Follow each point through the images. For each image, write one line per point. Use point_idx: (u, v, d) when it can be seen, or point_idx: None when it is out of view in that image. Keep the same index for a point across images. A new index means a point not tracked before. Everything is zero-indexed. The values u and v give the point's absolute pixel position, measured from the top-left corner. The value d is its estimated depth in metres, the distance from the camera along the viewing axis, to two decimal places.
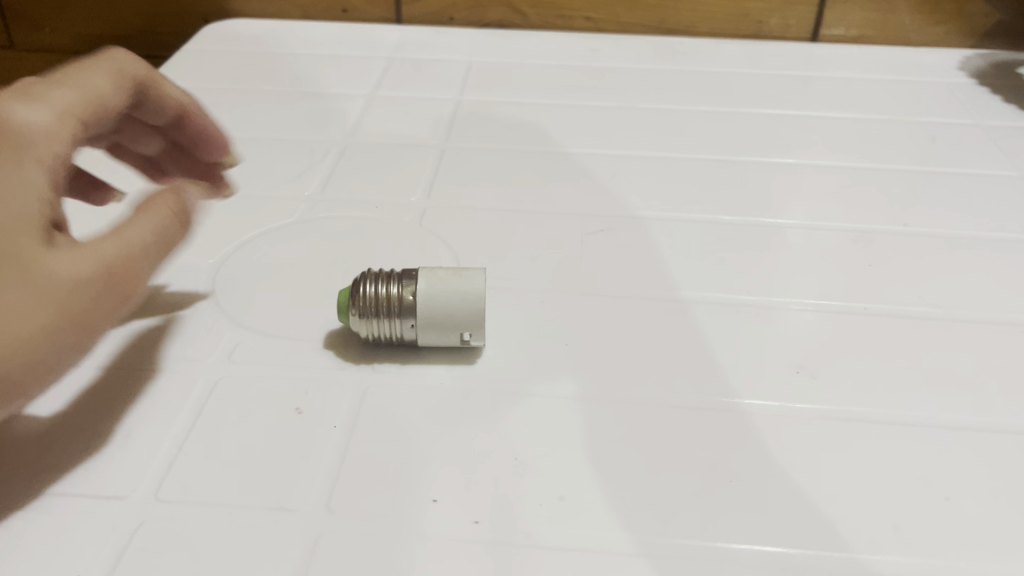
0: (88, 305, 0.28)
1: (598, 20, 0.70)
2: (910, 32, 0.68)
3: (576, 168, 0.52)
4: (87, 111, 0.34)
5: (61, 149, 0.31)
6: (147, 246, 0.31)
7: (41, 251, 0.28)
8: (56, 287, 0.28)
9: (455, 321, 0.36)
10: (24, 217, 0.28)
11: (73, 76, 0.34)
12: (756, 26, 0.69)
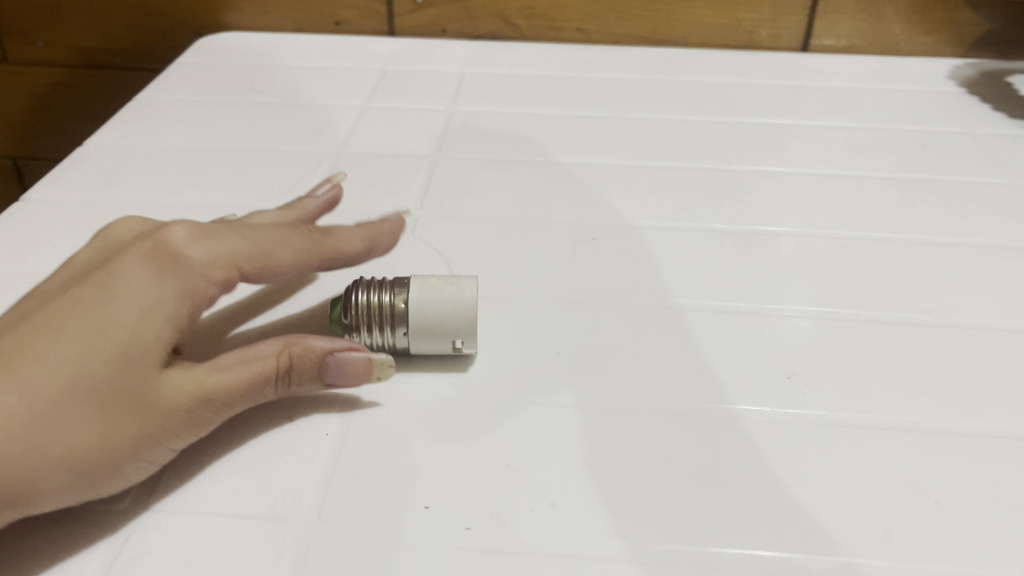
0: (168, 435, 0.30)
1: (590, 31, 0.71)
2: (900, 42, 0.68)
3: (568, 178, 0.53)
4: (244, 269, 0.34)
5: (208, 288, 0.32)
6: (244, 391, 0.31)
7: (147, 376, 0.30)
8: (149, 413, 0.29)
9: (447, 328, 0.36)
10: (142, 336, 0.30)
11: (244, 234, 0.35)
12: (747, 37, 0.69)
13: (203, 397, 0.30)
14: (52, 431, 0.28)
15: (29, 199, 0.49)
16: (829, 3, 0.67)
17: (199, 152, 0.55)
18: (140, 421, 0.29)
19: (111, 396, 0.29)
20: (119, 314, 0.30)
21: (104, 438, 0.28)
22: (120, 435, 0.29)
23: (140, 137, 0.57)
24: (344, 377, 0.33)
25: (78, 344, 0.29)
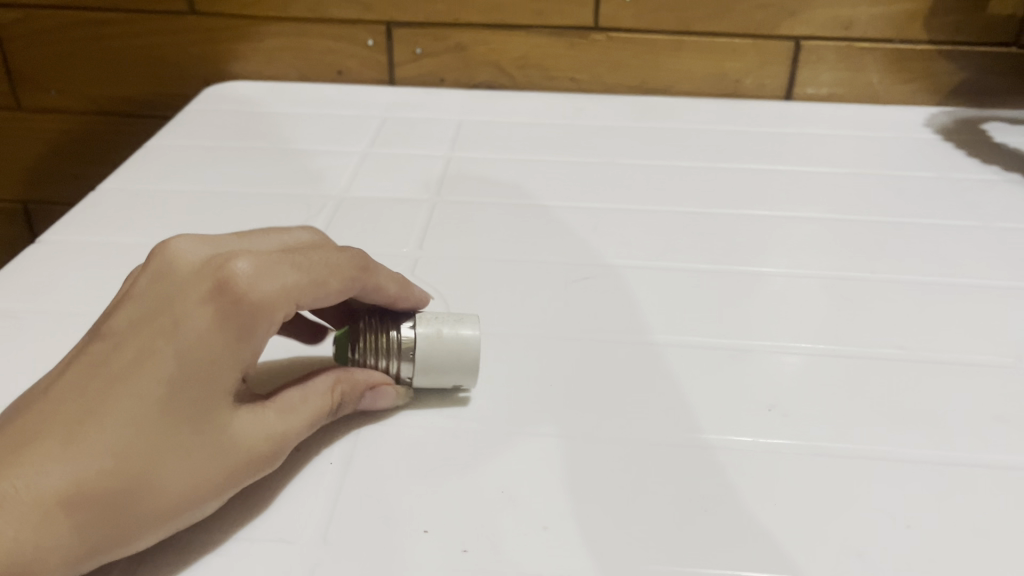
0: (245, 477, 0.32)
1: (582, 81, 0.74)
2: (879, 91, 0.71)
3: (561, 220, 0.55)
4: (301, 302, 0.34)
5: (270, 327, 0.33)
6: (307, 427, 0.34)
7: (226, 430, 0.32)
8: (229, 462, 0.32)
9: (451, 361, 0.38)
10: (216, 387, 0.32)
11: (298, 266, 0.35)
12: (733, 86, 0.72)
13: (275, 441, 0.33)
14: (148, 490, 0.30)
15: (46, 241, 0.51)
16: (811, 54, 0.70)
17: (208, 196, 0.57)
18: (220, 470, 0.31)
19: (196, 452, 0.31)
20: (197, 368, 0.31)
21: (192, 492, 0.31)
22: (207, 486, 0.31)
23: (150, 182, 0.59)
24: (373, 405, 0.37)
25: (161, 402, 0.31)
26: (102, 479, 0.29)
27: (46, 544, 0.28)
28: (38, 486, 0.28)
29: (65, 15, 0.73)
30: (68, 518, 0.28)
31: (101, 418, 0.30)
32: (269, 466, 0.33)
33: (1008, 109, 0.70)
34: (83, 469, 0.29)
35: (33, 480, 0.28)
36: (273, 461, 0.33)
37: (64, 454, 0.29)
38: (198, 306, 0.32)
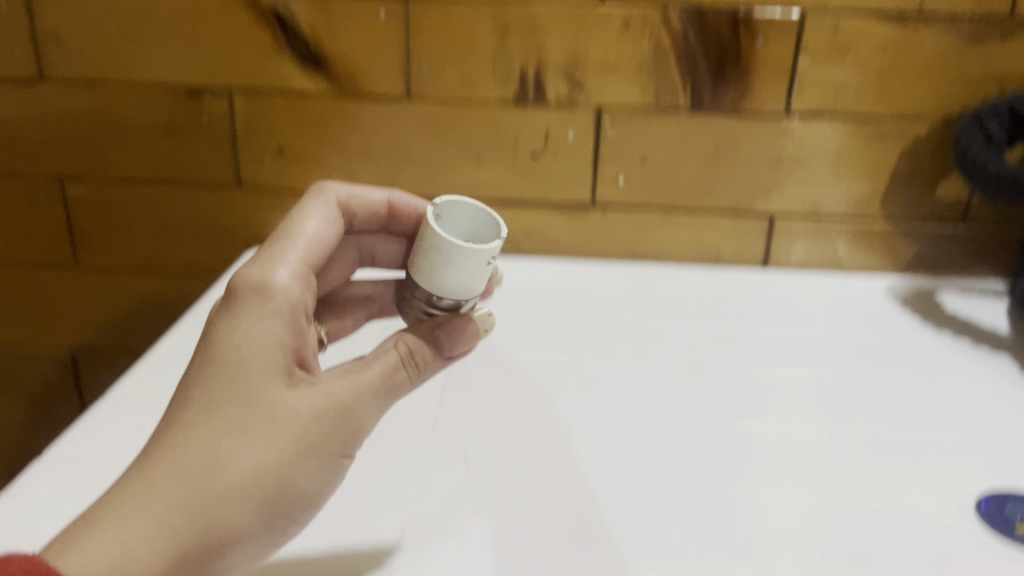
0: (317, 434, 0.42)
1: (581, 247, 0.83)
2: (844, 260, 0.80)
3: (564, 377, 0.62)
4: (306, 258, 0.48)
5: (294, 302, 0.45)
6: (377, 384, 0.44)
7: (279, 411, 0.41)
8: (290, 431, 0.41)
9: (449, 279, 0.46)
10: (262, 374, 0.42)
11: (295, 235, 0.50)
12: (714, 254, 0.81)
13: (331, 411, 0.42)
14: (219, 471, 0.39)
15: (114, 394, 0.58)
16: (782, 228, 0.79)
17: None
18: (281, 444, 0.41)
19: (254, 433, 0.40)
20: (242, 370, 0.42)
21: (255, 464, 0.40)
22: (266, 457, 0.40)
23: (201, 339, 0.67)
24: (459, 343, 0.46)
25: (219, 401, 0.41)
26: (179, 473, 0.39)
27: (148, 537, 0.37)
28: (132, 489, 0.38)
29: (130, 187, 0.82)
30: (163, 496, 0.38)
31: (169, 432, 0.40)
32: (341, 438, 0.43)
33: (958, 277, 0.79)
34: (171, 465, 0.39)
35: (129, 489, 0.38)
36: (340, 426, 0.43)
37: (153, 460, 0.39)
38: (235, 315, 0.43)
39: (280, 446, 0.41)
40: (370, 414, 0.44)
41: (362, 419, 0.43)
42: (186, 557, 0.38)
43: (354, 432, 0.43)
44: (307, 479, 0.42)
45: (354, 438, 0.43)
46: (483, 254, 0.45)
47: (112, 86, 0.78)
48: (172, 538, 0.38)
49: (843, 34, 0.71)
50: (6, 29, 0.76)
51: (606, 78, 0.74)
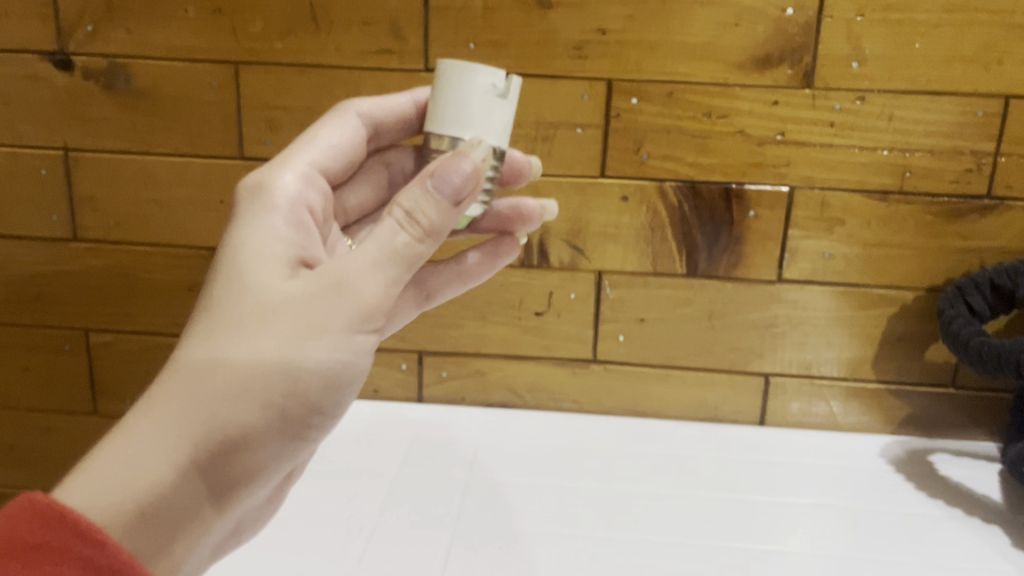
0: (312, 316, 0.43)
1: (582, 403, 0.84)
2: (840, 419, 0.82)
3: (564, 546, 0.64)
4: (314, 158, 0.54)
5: (288, 202, 0.49)
6: (383, 249, 0.44)
7: (276, 301, 0.43)
8: (282, 319, 0.42)
9: (467, 113, 0.46)
10: (249, 272, 0.44)
11: (310, 137, 0.54)
12: (713, 411, 0.83)
13: (327, 293, 0.43)
14: (218, 370, 0.42)
15: None
16: (778, 387, 0.82)
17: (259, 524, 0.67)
18: (282, 335, 0.42)
19: (251, 329, 0.42)
20: (238, 269, 0.44)
21: (256, 356, 0.42)
22: (265, 351, 0.42)
23: None
24: (456, 185, 0.43)
25: (211, 309, 0.43)
26: (179, 380, 0.42)
27: (153, 445, 0.40)
28: (138, 404, 0.42)
29: (151, 339, 0.86)
30: (167, 403, 0.41)
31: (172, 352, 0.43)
32: (345, 312, 0.43)
33: (953, 438, 0.81)
34: (170, 372, 0.42)
35: (137, 405, 0.42)
36: (340, 299, 0.43)
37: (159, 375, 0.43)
38: (235, 220, 0.47)
39: (273, 323, 0.42)
40: (377, 280, 0.44)
41: (367, 288, 0.44)
42: (196, 458, 0.41)
43: (363, 305, 0.44)
44: (322, 365, 0.43)
45: (367, 314, 0.44)
46: (485, 80, 0.46)
47: (138, 246, 0.83)
48: (179, 443, 0.41)
49: (830, 209, 0.76)
50: (43, 194, 0.82)
51: (607, 244, 0.79)
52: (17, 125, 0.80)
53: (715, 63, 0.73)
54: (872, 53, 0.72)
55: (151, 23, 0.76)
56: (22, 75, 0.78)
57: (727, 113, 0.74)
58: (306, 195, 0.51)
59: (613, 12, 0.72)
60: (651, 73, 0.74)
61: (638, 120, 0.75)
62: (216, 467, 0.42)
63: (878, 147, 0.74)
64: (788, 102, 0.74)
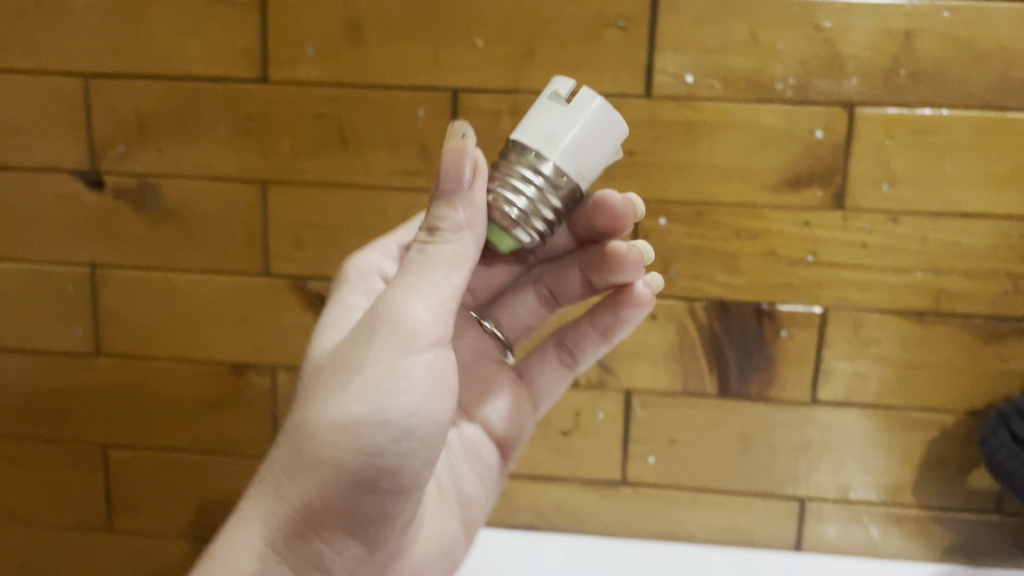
0: (348, 365, 0.48)
1: (610, 526, 0.82)
2: (880, 546, 0.79)
3: None
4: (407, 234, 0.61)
5: (366, 280, 0.56)
6: (413, 270, 0.47)
7: (327, 359, 0.49)
8: (328, 379, 0.48)
9: (550, 121, 0.48)
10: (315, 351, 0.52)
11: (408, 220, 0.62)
12: (747, 537, 0.80)
13: (363, 332, 0.48)
14: (287, 441, 0.49)
15: None
16: (814, 512, 0.79)
17: None
18: (332, 383, 0.48)
19: (312, 387, 0.49)
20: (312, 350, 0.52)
21: (313, 408, 0.48)
22: (320, 401, 0.48)
23: None
24: (459, 174, 0.44)
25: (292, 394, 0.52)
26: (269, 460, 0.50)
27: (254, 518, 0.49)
28: None
29: (171, 455, 0.85)
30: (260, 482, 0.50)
31: None
32: (382, 342, 0.47)
33: (999, 568, 0.77)
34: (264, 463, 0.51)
35: None
36: (374, 332, 0.47)
37: None
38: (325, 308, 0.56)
39: (321, 383, 0.48)
40: (407, 303, 0.47)
41: (397, 313, 0.47)
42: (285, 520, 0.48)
43: (397, 328, 0.47)
44: (370, 394, 0.47)
45: (404, 334, 0.47)
46: (552, 89, 0.49)
47: (161, 361, 0.82)
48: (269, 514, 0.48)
49: (864, 329, 0.74)
50: (68, 310, 0.81)
51: (636, 363, 0.77)
52: (46, 243, 0.80)
53: (745, 184, 0.73)
54: (904, 174, 0.71)
55: (182, 143, 0.77)
56: (54, 193, 0.79)
57: (757, 233, 0.73)
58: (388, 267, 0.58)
59: (641, 134, 0.72)
60: (680, 194, 0.73)
61: (666, 239, 0.74)
62: (310, 513, 0.48)
63: (912, 268, 0.73)
64: (819, 223, 0.73)
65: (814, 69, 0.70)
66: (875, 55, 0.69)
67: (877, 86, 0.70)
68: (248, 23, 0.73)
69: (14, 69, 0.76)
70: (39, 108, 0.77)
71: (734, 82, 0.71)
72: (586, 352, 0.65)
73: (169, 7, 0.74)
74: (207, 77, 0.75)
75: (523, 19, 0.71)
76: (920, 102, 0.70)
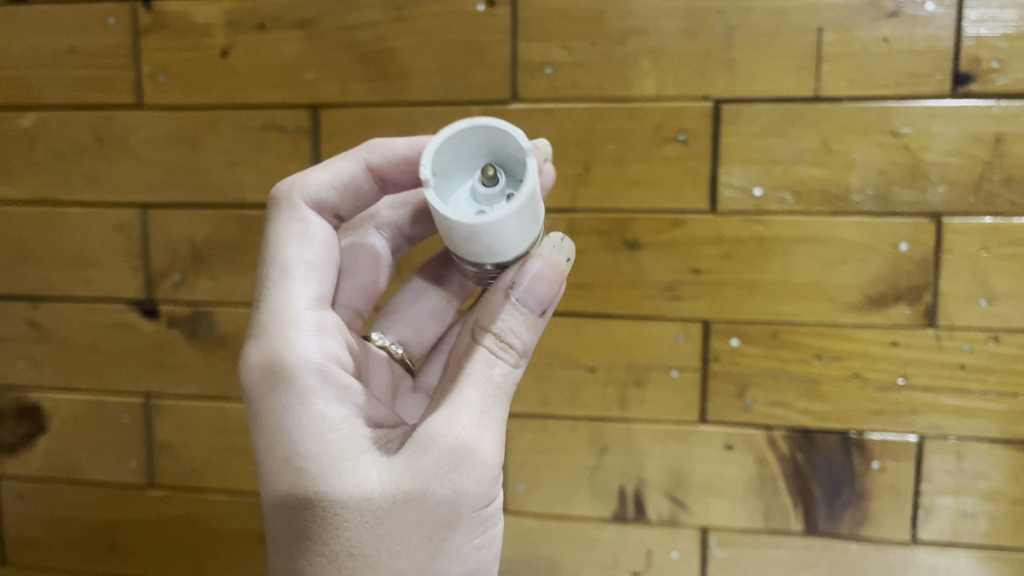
0: (442, 508, 0.39)
1: None
2: None
3: None
4: (311, 291, 0.45)
5: (302, 369, 0.41)
6: (492, 390, 0.41)
7: (393, 501, 0.38)
8: (416, 522, 0.38)
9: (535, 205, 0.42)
10: (334, 473, 0.38)
11: (281, 269, 0.45)
12: None
13: (445, 470, 0.39)
14: None
15: None
16: None
17: None
18: (419, 535, 0.38)
19: (385, 542, 0.38)
20: (344, 468, 0.38)
21: (392, 571, 0.38)
22: (400, 561, 0.38)
23: None
24: (551, 293, 0.42)
25: (333, 533, 0.38)
26: None
27: None
28: None
29: None
30: None
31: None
32: (475, 485, 0.40)
33: None
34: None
35: None
36: (463, 471, 0.39)
37: None
38: (276, 409, 0.40)
39: (403, 525, 0.38)
40: (487, 434, 0.40)
41: (481, 448, 0.40)
42: None
43: (485, 465, 0.40)
44: (466, 545, 0.40)
45: (490, 474, 0.41)
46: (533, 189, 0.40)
47: (214, 495, 0.80)
48: None
49: (967, 460, 0.67)
50: (123, 442, 0.80)
51: (711, 497, 0.72)
52: (103, 373, 0.79)
53: (825, 303, 0.67)
54: (1003, 289, 0.65)
55: (235, 272, 0.75)
56: (110, 324, 0.78)
57: (841, 355, 0.68)
58: (328, 349, 0.43)
59: (707, 252, 0.68)
60: (753, 313, 0.68)
61: (739, 363, 0.69)
62: None
63: (1019, 392, 0.66)
64: (909, 343, 0.67)
65: (894, 179, 0.64)
66: (962, 162, 0.64)
67: (966, 195, 0.64)
68: (300, 150, 0.72)
69: (76, 203, 0.77)
70: (98, 240, 0.77)
71: (807, 194, 0.66)
72: None
73: (223, 137, 0.73)
74: (261, 204, 0.74)
75: (578, 136, 0.68)
76: (1015, 210, 0.64)
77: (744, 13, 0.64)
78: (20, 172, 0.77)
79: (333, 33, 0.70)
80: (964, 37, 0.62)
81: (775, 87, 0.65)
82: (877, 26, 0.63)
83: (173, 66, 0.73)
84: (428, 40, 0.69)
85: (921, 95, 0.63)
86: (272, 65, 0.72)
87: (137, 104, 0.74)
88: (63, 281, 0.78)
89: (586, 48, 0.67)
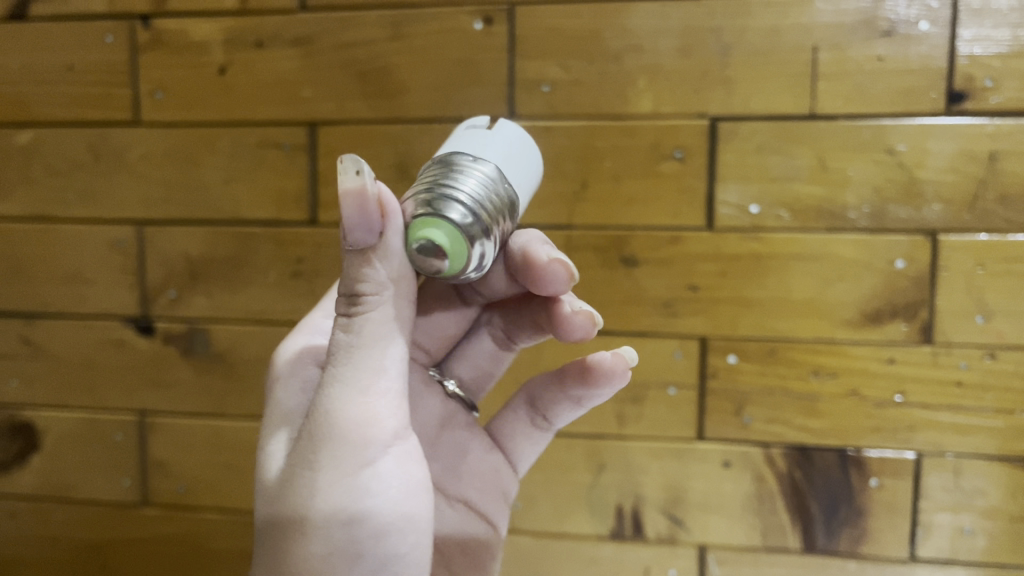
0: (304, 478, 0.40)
1: None
2: None
3: None
4: None
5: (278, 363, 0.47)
6: (350, 355, 0.40)
7: (280, 479, 0.41)
8: (290, 495, 0.41)
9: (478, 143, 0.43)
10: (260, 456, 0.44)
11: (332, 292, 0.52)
12: None
13: (309, 447, 0.40)
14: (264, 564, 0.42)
15: None
16: None
17: None
18: (292, 507, 0.41)
19: (271, 513, 0.41)
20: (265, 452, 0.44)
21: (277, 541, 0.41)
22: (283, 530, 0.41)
23: None
24: (357, 224, 0.36)
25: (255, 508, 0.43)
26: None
27: None
28: None
29: None
30: None
31: None
32: (336, 453, 0.40)
33: None
34: None
35: None
36: (324, 444, 0.40)
37: None
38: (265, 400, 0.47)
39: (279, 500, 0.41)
40: (343, 401, 0.40)
41: (338, 415, 0.40)
42: None
43: (344, 434, 0.40)
44: (336, 518, 0.41)
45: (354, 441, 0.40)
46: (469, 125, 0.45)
47: (208, 513, 0.79)
48: None
49: (964, 478, 0.67)
50: (117, 460, 0.79)
51: (709, 516, 0.71)
52: (97, 391, 0.79)
53: (822, 320, 0.67)
54: (999, 306, 0.65)
55: (231, 289, 0.75)
56: (105, 341, 0.78)
57: (838, 372, 0.68)
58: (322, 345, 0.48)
59: (705, 269, 0.68)
60: (751, 330, 0.68)
61: (736, 380, 0.69)
62: None
63: (1015, 409, 0.66)
64: (906, 360, 0.67)
65: (890, 196, 0.65)
66: (956, 180, 0.64)
67: (962, 212, 0.64)
68: (297, 166, 0.72)
69: (71, 220, 0.77)
70: (94, 256, 0.77)
71: (804, 211, 0.66)
72: (559, 411, 0.53)
73: (220, 154, 0.73)
74: (258, 221, 0.74)
75: (576, 154, 0.68)
76: (1010, 227, 0.64)
77: (741, 32, 0.65)
78: (15, 188, 0.77)
79: (331, 50, 0.70)
80: (958, 56, 0.63)
81: (771, 105, 0.65)
82: (873, 45, 0.63)
83: (171, 82, 0.73)
84: (426, 58, 0.69)
85: (916, 113, 0.64)
86: (270, 82, 0.72)
87: (134, 120, 0.74)
88: (58, 298, 0.78)
89: (583, 67, 0.67)
